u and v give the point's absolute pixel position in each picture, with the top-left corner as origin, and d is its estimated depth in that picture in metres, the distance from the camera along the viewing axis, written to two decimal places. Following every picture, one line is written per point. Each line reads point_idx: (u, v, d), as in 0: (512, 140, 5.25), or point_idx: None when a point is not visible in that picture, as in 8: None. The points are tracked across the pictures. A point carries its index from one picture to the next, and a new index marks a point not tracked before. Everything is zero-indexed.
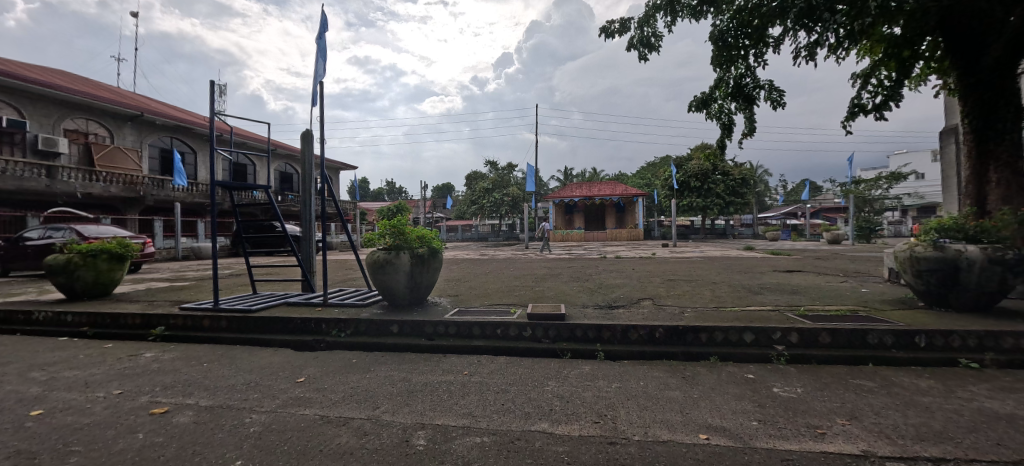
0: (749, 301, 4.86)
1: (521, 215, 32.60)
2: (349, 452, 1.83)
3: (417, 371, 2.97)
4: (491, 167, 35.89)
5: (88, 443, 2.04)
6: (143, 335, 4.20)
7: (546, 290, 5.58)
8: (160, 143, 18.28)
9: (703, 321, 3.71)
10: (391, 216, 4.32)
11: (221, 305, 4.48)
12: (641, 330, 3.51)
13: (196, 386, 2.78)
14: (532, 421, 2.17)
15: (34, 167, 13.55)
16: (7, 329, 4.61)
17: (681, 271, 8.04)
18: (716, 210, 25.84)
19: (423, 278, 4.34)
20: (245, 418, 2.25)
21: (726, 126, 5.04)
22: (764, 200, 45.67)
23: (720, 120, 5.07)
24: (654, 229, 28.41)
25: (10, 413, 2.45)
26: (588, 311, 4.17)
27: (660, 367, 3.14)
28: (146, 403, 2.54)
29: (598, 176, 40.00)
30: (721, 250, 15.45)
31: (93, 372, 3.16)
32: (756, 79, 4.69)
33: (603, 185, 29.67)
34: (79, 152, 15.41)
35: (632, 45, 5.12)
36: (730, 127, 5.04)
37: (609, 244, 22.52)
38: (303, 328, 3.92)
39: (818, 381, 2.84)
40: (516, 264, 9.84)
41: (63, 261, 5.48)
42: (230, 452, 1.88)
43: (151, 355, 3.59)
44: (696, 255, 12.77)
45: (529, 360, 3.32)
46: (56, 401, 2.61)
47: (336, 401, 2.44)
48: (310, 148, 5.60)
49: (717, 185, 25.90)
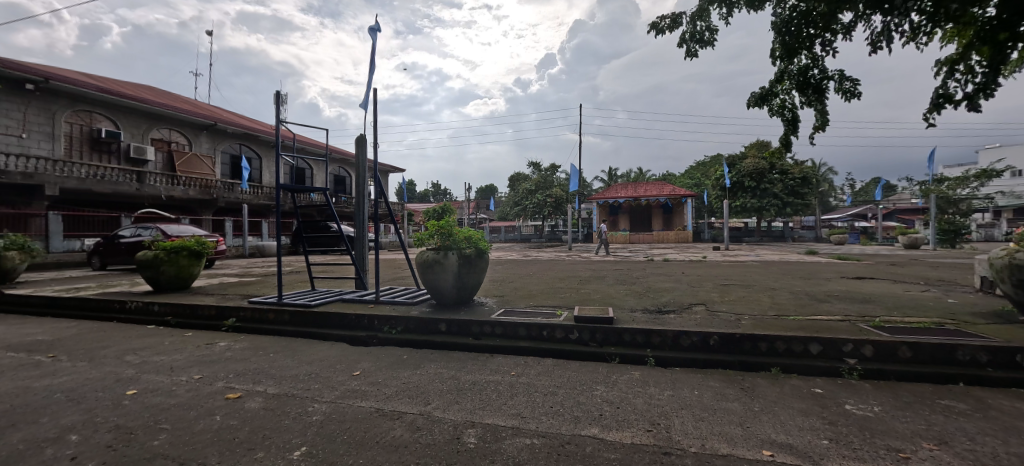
0: (814, 309, 4.51)
1: (564, 216, 32.31)
2: (403, 445, 1.89)
3: (465, 370, 3.02)
4: (535, 168, 35.88)
5: (174, 422, 2.25)
6: (217, 325, 4.58)
7: (592, 292, 5.48)
8: (230, 149, 19.92)
9: (762, 329, 3.48)
10: (440, 217, 4.43)
11: (284, 300, 4.79)
12: (694, 336, 3.35)
13: (264, 374, 2.99)
14: (582, 426, 2.13)
15: (127, 173, 15.19)
16: (106, 316, 5.19)
17: (735, 276, 7.62)
18: (773, 211, 24.25)
19: (470, 278, 4.42)
20: (307, 407, 2.38)
21: (790, 121, 4.71)
22: (828, 201, 42.26)
23: (783, 116, 4.74)
24: (704, 231, 27.13)
25: (110, 392, 2.75)
26: (637, 316, 4.05)
27: (715, 376, 2.98)
28: (221, 388, 2.76)
29: (643, 176, 38.86)
30: (779, 254, 14.47)
31: (176, 358, 3.49)
32: (825, 71, 4.33)
33: (649, 186, 28.77)
34: (163, 159, 17.10)
35: (683, 42, 4.91)
36: (796, 122, 4.70)
37: (656, 246, 21.79)
38: (357, 323, 4.11)
39: (897, 400, 2.57)
40: (561, 265, 9.75)
41: (151, 257, 6.08)
42: (295, 438, 2.00)
43: (225, 344, 3.90)
44: (752, 259, 12.05)
45: (576, 362, 3.28)
46: (147, 382, 2.90)
47: (389, 395, 2.53)
48: (364, 151, 5.87)
49: (774, 185, 24.30)
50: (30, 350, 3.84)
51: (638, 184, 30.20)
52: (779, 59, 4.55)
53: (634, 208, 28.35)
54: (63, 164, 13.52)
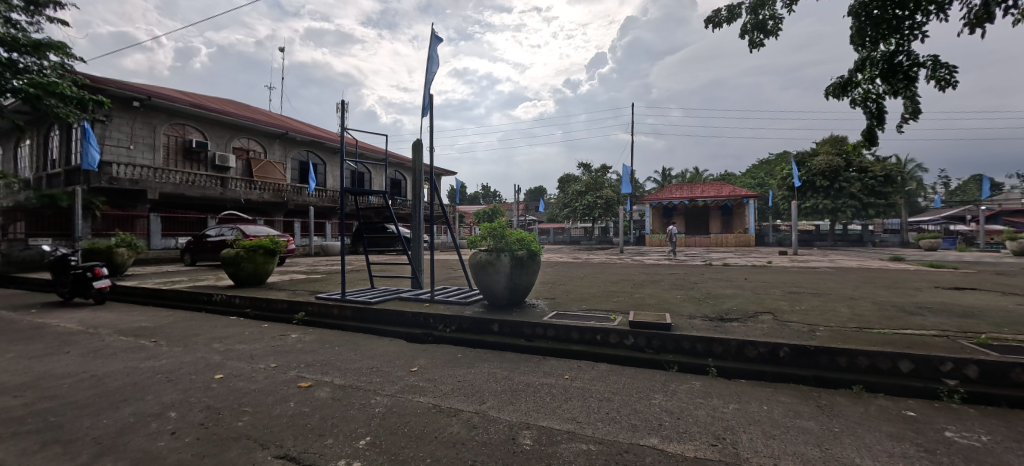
0: (903, 322, 4.04)
1: (616, 218, 31.52)
2: (460, 442, 1.93)
3: (519, 371, 3.03)
4: (585, 169, 35.35)
5: (254, 406, 2.46)
6: (289, 319, 4.95)
7: (647, 297, 5.29)
8: (299, 156, 21.52)
9: (841, 342, 3.18)
10: (493, 220, 4.50)
11: (347, 297, 5.09)
12: (761, 347, 3.12)
13: (331, 366, 3.19)
14: (640, 434, 2.06)
15: (213, 178, 16.88)
16: (196, 306, 5.79)
17: (807, 283, 7.02)
18: (850, 212, 22.08)
19: (522, 280, 4.43)
20: (370, 398, 2.50)
21: (874, 114, 4.28)
22: (917, 201, 37.72)
23: (865, 108, 4.32)
24: (769, 235, 25.27)
25: (201, 375, 3.05)
26: (697, 322, 3.85)
27: (786, 391, 2.76)
28: (293, 377, 2.98)
29: (700, 176, 37.00)
30: (859, 260, 13.11)
31: (255, 347, 3.81)
32: (914, 57, 3.87)
33: (707, 186, 27.33)
34: (242, 166, 18.83)
35: (744, 32, 4.62)
36: (881, 115, 4.26)
37: (715, 250, 20.62)
38: (413, 321, 4.26)
39: (1012, 430, 2.23)
40: (613, 269, 9.51)
41: (233, 254, 6.73)
42: (360, 428, 2.10)
43: (295, 336, 4.21)
44: (826, 265, 11.04)
45: (631, 369, 3.18)
46: (231, 368, 3.20)
47: (445, 392, 2.59)
48: (420, 156, 6.09)
49: (851, 184, 22.13)
50: (137, 335, 4.38)
51: (695, 184, 28.79)
52: (858, 47, 4.14)
53: (691, 209, 27.05)
54: (162, 171, 15.30)
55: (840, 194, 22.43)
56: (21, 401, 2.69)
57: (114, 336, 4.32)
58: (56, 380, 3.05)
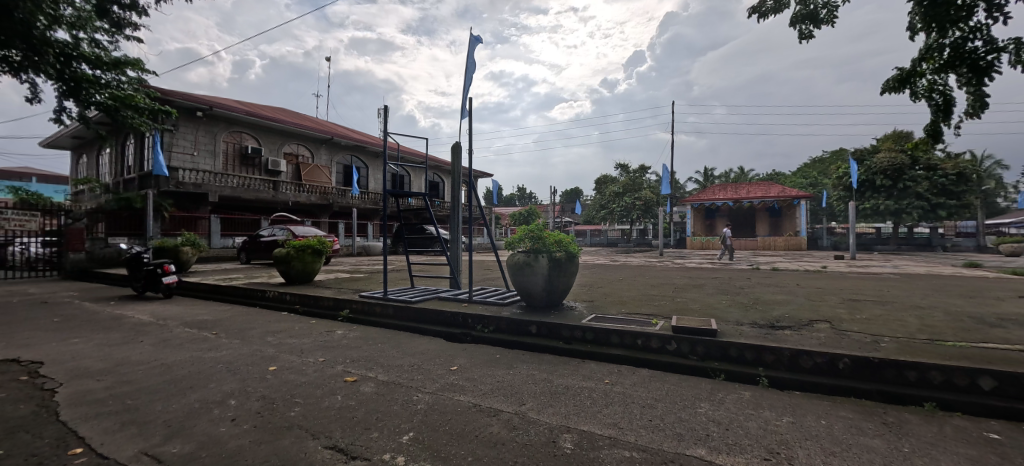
0: (983, 335, 3.66)
1: (655, 220, 30.66)
2: (501, 442, 1.93)
3: (557, 373, 3.00)
4: (623, 170, 34.65)
5: (305, 397, 2.59)
6: (335, 315, 5.17)
7: (690, 301, 5.10)
8: (344, 160, 22.49)
9: (911, 354, 2.91)
10: (530, 221, 4.49)
11: (389, 296, 5.25)
12: (818, 357, 2.92)
13: (374, 363, 3.30)
14: (686, 444, 1.98)
15: (266, 182, 17.97)
16: (251, 302, 6.18)
17: (868, 290, 6.52)
18: (917, 214, 20.29)
19: (560, 282, 4.40)
20: (412, 395, 2.56)
21: (940, 107, 3.90)
22: (997, 201, 34.09)
23: (930, 100, 3.95)
24: (823, 238, 23.70)
25: (257, 367, 3.25)
26: (745, 329, 3.67)
27: (846, 405, 2.57)
28: (340, 371, 3.10)
29: (746, 176, 35.29)
30: (927, 266, 12.02)
31: (304, 341, 4.02)
32: (990, 43, 3.48)
33: (753, 187, 26.02)
34: (292, 170, 19.91)
35: (794, 23, 4.35)
36: (948, 107, 3.88)
37: (762, 254, 19.57)
38: (452, 320, 4.33)
39: None
40: (653, 272, 9.24)
41: (284, 254, 7.12)
42: (403, 424, 2.16)
43: (341, 333, 4.40)
44: (890, 271, 10.19)
45: (674, 376, 3.07)
46: (283, 361, 3.39)
47: (485, 391, 2.61)
48: (459, 159, 6.20)
49: (917, 183, 20.35)
50: (201, 327, 4.73)
51: (740, 184, 27.50)
52: (923, 33, 3.78)
53: (735, 211, 25.87)
54: (222, 176, 16.43)
55: (905, 195, 20.67)
56: (104, 384, 2.98)
57: (181, 328, 4.69)
58: (133, 366, 3.35)
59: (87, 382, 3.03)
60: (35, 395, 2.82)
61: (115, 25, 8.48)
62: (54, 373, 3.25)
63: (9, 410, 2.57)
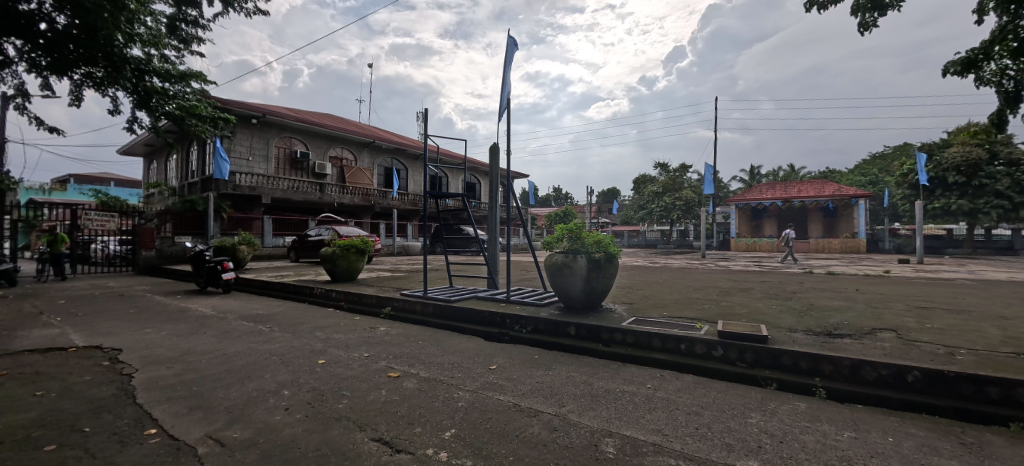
0: None
1: (696, 221, 29.55)
2: (542, 444, 1.92)
3: (597, 376, 2.96)
4: (662, 169, 33.68)
5: (352, 391, 2.69)
6: (377, 313, 5.35)
7: (736, 305, 4.87)
8: (384, 163, 23.26)
9: (994, 369, 2.63)
10: (569, 221, 4.45)
11: (429, 294, 5.37)
12: (883, 369, 2.70)
13: (416, 359, 3.38)
14: (736, 455, 1.88)
15: (313, 184, 18.91)
16: (300, 298, 6.52)
17: (939, 297, 5.96)
18: (997, 214, 18.35)
19: (599, 283, 4.33)
20: (453, 392, 2.61)
21: (1007, 95, 3.57)
22: None
23: (997, 88, 3.60)
24: (884, 239, 21.94)
25: (307, 359, 3.42)
26: (798, 336, 3.46)
27: (917, 422, 2.36)
28: (384, 366, 3.21)
29: (797, 174, 33.29)
30: (1010, 272, 10.82)
31: (350, 337, 4.18)
32: None
33: (805, 185, 24.52)
34: (337, 173, 20.84)
35: (854, 11, 4.06)
36: (1016, 96, 3.54)
37: (814, 257, 18.38)
38: (490, 320, 4.37)
39: None
40: (695, 274, 8.91)
41: (331, 253, 7.45)
42: (445, 420, 2.19)
43: (384, 329, 4.55)
44: (965, 276, 9.28)
45: (720, 383, 2.94)
46: (331, 355, 3.55)
47: (525, 391, 2.61)
48: (497, 159, 6.25)
49: (997, 180, 18.40)
50: (256, 320, 5.05)
51: (790, 183, 25.99)
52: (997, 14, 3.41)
53: (784, 211, 24.47)
54: (273, 179, 17.45)
55: (982, 193, 18.76)
56: (173, 371, 3.23)
57: (239, 321, 5.01)
58: (198, 356, 3.62)
59: (159, 369, 3.31)
60: (116, 379, 3.11)
61: (182, 40, 9.20)
62: (131, 359, 3.57)
63: (95, 392, 2.84)
